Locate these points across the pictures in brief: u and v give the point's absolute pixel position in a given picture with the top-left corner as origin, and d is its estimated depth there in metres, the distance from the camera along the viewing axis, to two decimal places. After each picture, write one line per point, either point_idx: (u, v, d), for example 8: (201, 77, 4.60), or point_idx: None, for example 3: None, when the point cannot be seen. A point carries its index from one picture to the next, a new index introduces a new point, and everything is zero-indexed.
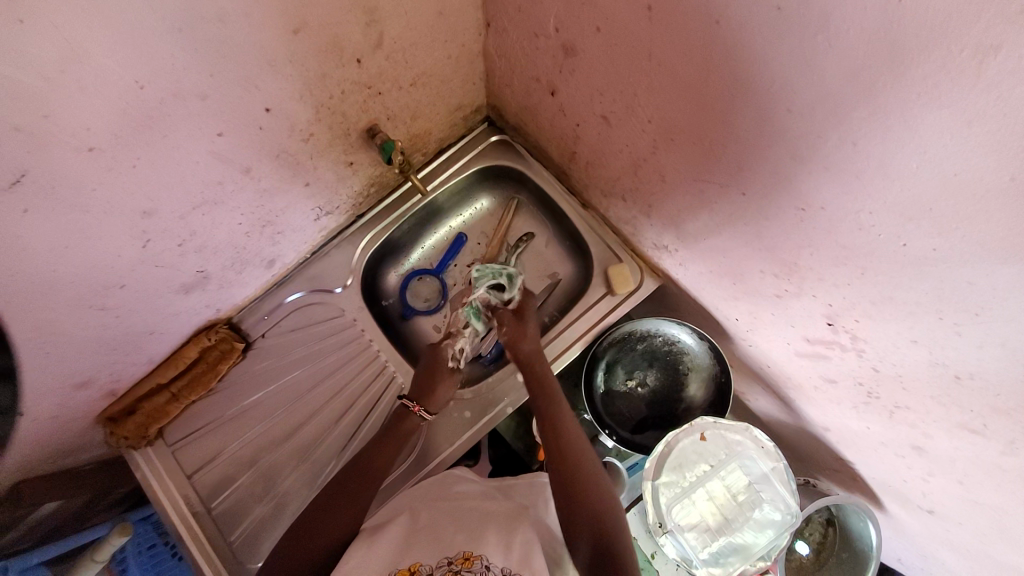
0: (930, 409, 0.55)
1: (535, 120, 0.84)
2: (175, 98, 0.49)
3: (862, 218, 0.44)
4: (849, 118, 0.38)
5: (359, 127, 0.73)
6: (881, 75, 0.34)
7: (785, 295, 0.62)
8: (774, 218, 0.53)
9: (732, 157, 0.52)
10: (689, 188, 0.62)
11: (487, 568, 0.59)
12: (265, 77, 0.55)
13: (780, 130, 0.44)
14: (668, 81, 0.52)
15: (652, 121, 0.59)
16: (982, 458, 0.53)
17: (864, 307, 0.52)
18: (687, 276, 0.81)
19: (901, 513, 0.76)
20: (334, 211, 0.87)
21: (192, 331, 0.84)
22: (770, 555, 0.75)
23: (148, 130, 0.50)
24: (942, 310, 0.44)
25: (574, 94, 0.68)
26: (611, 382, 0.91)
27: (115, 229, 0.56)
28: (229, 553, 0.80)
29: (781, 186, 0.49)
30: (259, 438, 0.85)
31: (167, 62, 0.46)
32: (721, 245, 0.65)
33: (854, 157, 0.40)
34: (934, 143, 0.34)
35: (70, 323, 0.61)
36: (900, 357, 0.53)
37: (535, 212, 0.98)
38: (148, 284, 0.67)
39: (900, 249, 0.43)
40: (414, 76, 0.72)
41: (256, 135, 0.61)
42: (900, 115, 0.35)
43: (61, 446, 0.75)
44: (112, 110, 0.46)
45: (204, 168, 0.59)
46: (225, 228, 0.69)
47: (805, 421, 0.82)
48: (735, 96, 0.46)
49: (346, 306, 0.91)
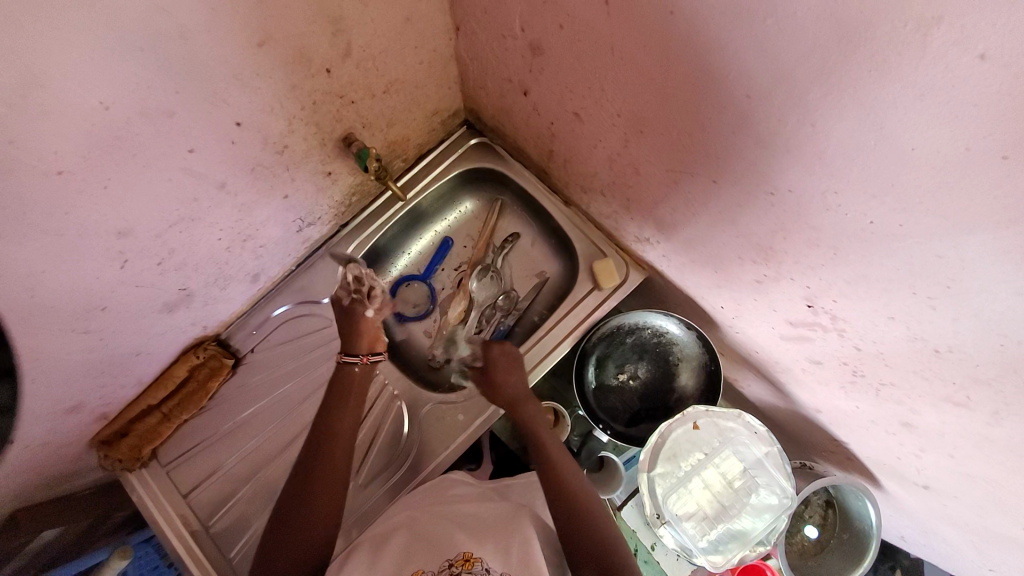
0: (915, 384, 0.55)
1: (511, 120, 0.84)
2: (143, 117, 0.50)
3: (829, 198, 0.44)
4: (806, 100, 0.39)
5: (335, 137, 0.74)
6: (832, 54, 0.35)
7: (764, 280, 0.62)
8: (745, 203, 0.54)
9: (700, 146, 0.52)
10: (663, 179, 0.63)
11: (486, 572, 0.58)
12: (233, 91, 0.56)
13: (742, 116, 0.45)
14: (633, 74, 0.52)
15: (621, 114, 0.59)
16: (970, 430, 0.53)
17: (840, 287, 0.52)
18: (670, 267, 0.81)
19: (897, 491, 0.76)
20: (316, 222, 0.87)
21: (180, 350, 0.83)
22: (769, 539, 0.76)
23: (118, 151, 0.50)
24: (915, 284, 0.44)
25: (545, 93, 0.69)
26: (602, 377, 0.91)
27: (92, 251, 0.56)
28: (229, 571, 0.79)
29: (749, 171, 0.50)
30: (254, 453, 0.85)
31: (133, 80, 0.46)
32: (699, 234, 0.66)
33: (814, 137, 0.41)
34: (891, 120, 0.35)
35: (53, 348, 0.61)
36: (880, 334, 0.53)
37: (519, 212, 0.98)
38: (130, 305, 0.66)
39: (867, 227, 0.43)
40: (387, 84, 0.72)
41: (229, 150, 0.61)
42: (854, 92, 0.35)
43: (54, 473, 0.75)
44: (80, 132, 0.46)
45: (178, 185, 0.59)
46: (205, 244, 0.69)
47: (797, 404, 0.82)
48: (696, 85, 0.46)
49: (334, 316, 0.91)
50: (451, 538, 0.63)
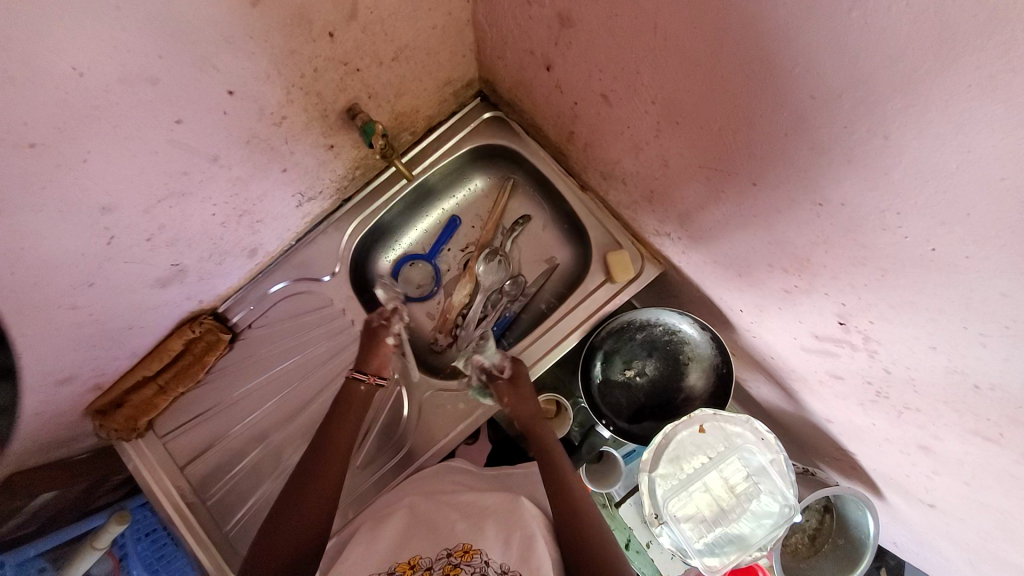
0: (943, 413, 0.52)
1: (530, 96, 0.77)
2: (123, 84, 0.44)
3: (889, 218, 0.39)
4: (882, 109, 0.33)
5: (338, 108, 0.68)
6: (925, 61, 0.29)
7: (794, 292, 0.58)
8: (786, 212, 0.49)
9: (744, 145, 0.47)
10: (694, 175, 0.58)
11: (486, 564, 0.57)
12: (223, 57, 0.50)
13: (799, 116, 0.39)
14: (675, 58, 0.46)
15: (655, 102, 0.53)
16: (995, 465, 0.51)
17: (880, 310, 0.48)
18: (688, 264, 0.76)
19: (902, 505, 0.75)
20: (316, 196, 0.82)
21: (176, 322, 0.81)
22: (768, 545, 0.75)
23: (96, 122, 0.45)
24: (967, 319, 0.40)
25: (571, 70, 0.62)
26: (609, 372, 0.89)
27: (72, 228, 0.52)
28: (225, 543, 0.80)
29: (797, 179, 0.45)
30: (251, 429, 0.84)
31: (109, 44, 0.41)
32: (727, 236, 0.61)
33: (884, 151, 0.35)
34: (982, 143, 0.30)
35: (39, 325, 0.58)
36: (915, 361, 0.50)
37: (532, 193, 0.93)
38: (119, 281, 0.63)
39: (927, 254, 0.39)
40: (396, 50, 0.65)
41: (220, 121, 0.56)
42: (942, 108, 0.30)
43: (47, 443, 0.73)
44: (51, 102, 0.41)
45: (164, 158, 0.54)
46: (197, 219, 0.65)
47: (806, 412, 0.80)
48: (750, 77, 0.41)
49: (335, 295, 0.88)
50: (450, 529, 0.63)
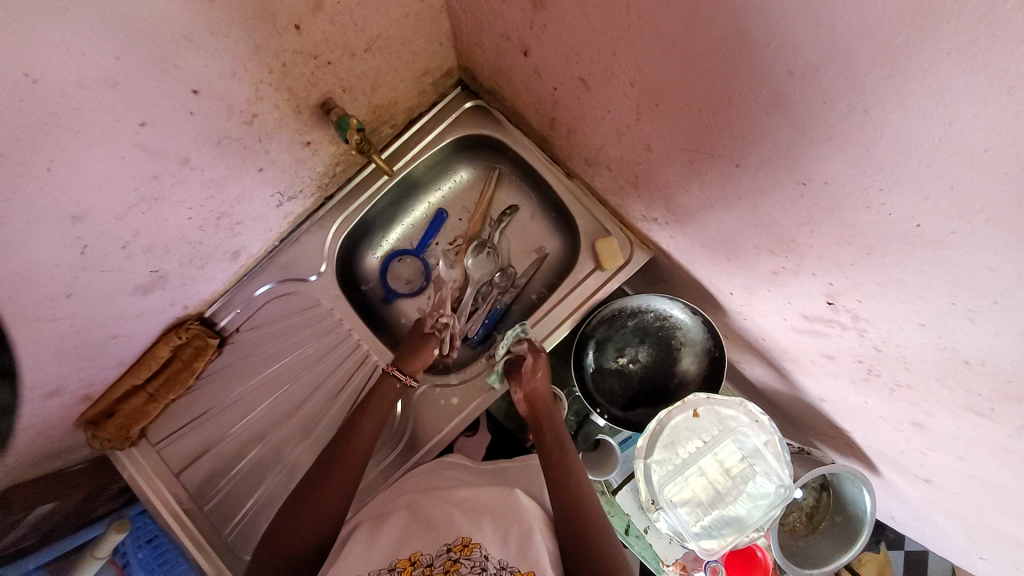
0: (933, 389, 0.52)
1: (510, 83, 0.76)
2: (82, 88, 0.43)
3: (872, 195, 0.38)
4: (861, 83, 0.32)
5: (312, 103, 0.66)
6: (901, 31, 0.28)
7: (782, 273, 0.57)
8: (770, 192, 0.48)
9: (724, 125, 0.46)
10: (677, 158, 0.57)
11: (485, 558, 0.57)
12: (186, 55, 0.48)
13: (778, 93, 0.38)
14: (650, 38, 0.45)
15: (634, 84, 0.52)
16: (987, 439, 0.51)
17: (868, 289, 0.47)
18: (677, 248, 0.76)
19: (897, 480, 0.75)
20: (297, 195, 0.80)
21: (160, 330, 0.80)
22: (765, 526, 0.75)
23: (57, 128, 0.44)
24: (955, 294, 0.39)
25: (549, 54, 0.60)
26: (602, 360, 0.88)
27: (41, 239, 0.50)
28: (225, 548, 0.80)
29: (779, 158, 0.43)
30: (244, 433, 0.84)
31: (61, 46, 0.39)
32: (713, 219, 0.60)
33: (865, 126, 0.34)
34: (964, 114, 0.29)
35: (17, 340, 0.57)
36: (905, 339, 0.49)
37: (518, 182, 0.92)
38: (98, 290, 0.62)
39: (912, 230, 0.38)
40: (368, 41, 0.64)
41: (189, 122, 0.54)
42: (921, 79, 0.29)
43: (38, 456, 0.73)
44: (5, 110, 0.39)
45: (132, 162, 0.53)
46: (174, 224, 0.64)
47: (800, 392, 0.80)
48: (726, 55, 0.39)
49: (322, 294, 0.87)
50: (447, 524, 0.63)
